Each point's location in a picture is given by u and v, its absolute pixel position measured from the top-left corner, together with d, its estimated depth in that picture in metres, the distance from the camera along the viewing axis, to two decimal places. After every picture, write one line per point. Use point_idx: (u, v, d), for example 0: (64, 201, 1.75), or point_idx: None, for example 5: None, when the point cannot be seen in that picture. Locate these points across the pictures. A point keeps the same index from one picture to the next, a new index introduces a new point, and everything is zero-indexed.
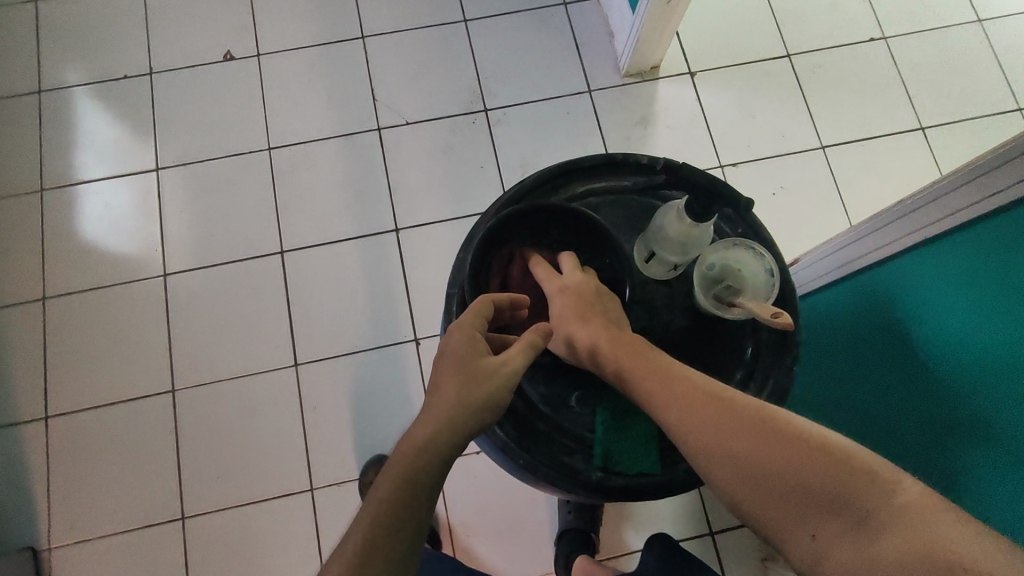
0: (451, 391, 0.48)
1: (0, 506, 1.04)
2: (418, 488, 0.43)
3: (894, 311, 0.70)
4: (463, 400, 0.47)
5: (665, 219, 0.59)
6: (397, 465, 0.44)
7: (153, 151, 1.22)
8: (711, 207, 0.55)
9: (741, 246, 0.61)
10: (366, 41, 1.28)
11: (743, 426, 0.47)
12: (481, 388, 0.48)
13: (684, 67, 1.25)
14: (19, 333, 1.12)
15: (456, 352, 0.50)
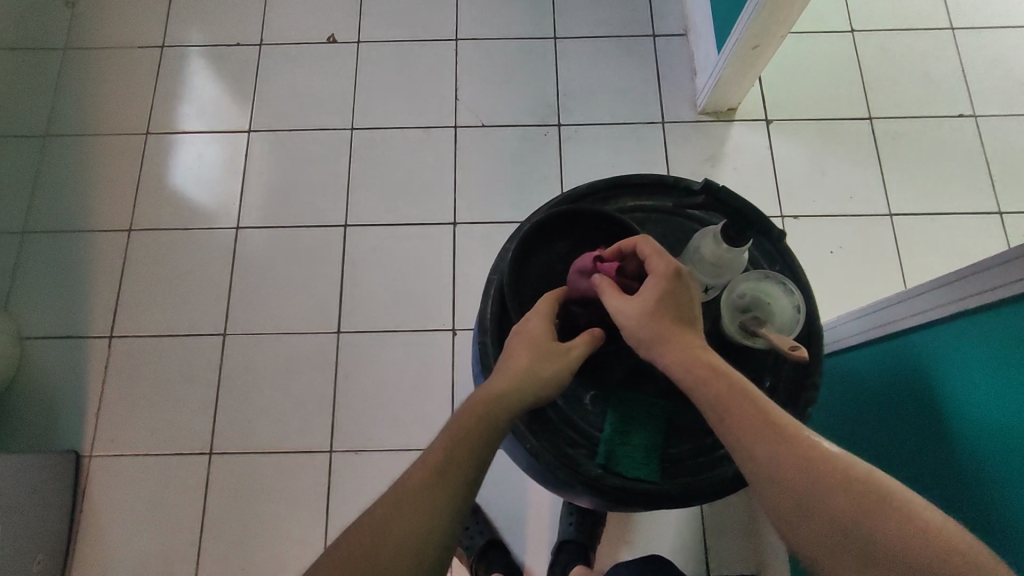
0: (516, 364, 0.54)
1: (55, 408, 1.14)
2: (427, 498, 0.49)
3: (925, 388, 0.69)
4: (523, 374, 0.54)
5: (700, 240, 0.60)
6: (412, 476, 0.51)
7: (248, 114, 1.32)
8: (744, 233, 0.56)
9: (772, 281, 0.63)
10: (459, 44, 1.35)
11: (817, 463, 0.46)
12: (540, 369, 0.54)
13: (760, 114, 1.26)
14: (102, 256, 1.23)
15: (531, 330, 0.56)
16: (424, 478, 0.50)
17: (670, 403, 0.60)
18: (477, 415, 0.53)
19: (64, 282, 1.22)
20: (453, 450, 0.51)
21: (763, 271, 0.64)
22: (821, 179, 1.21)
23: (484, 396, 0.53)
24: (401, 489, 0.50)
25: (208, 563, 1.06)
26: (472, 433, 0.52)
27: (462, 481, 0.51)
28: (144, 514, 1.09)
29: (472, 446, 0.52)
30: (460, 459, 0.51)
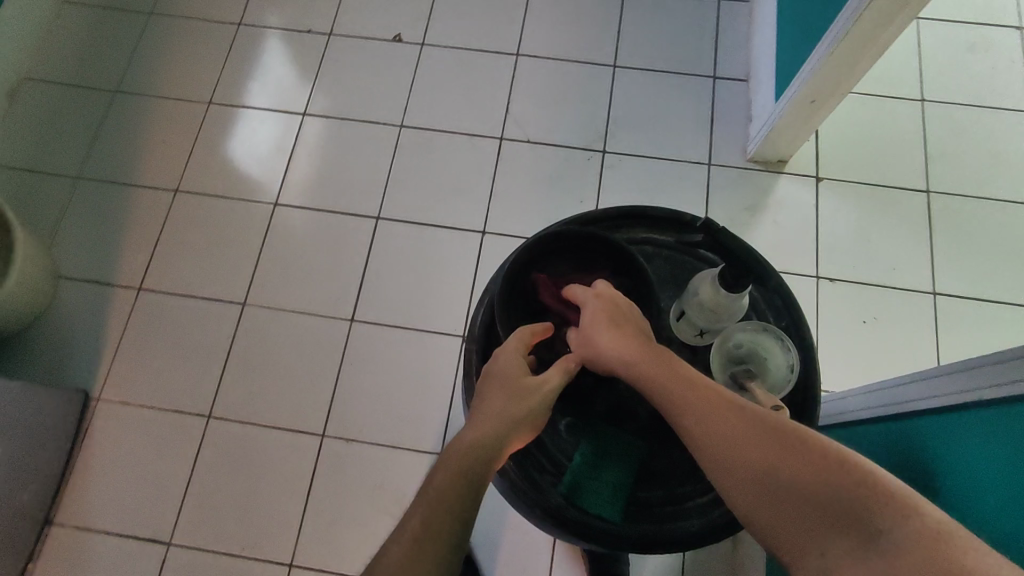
0: (487, 410, 0.54)
1: (76, 347, 1.19)
2: (420, 567, 0.45)
3: (917, 481, 0.63)
4: (498, 419, 0.54)
5: (700, 283, 0.59)
6: (399, 543, 0.47)
7: (306, 97, 1.36)
8: (741, 280, 0.55)
9: (770, 334, 0.60)
10: (519, 59, 1.36)
11: (754, 431, 0.46)
12: (512, 410, 0.54)
13: (812, 170, 1.22)
14: (146, 212, 1.29)
15: (501, 373, 0.56)
16: (412, 542, 0.46)
17: (647, 447, 0.58)
18: (460, 468, 0.51)
19: (108, 230, 1.28)
20: (437, 505, 0.49)
21: (763, 323, 0.61)
22: (865, 246, 1.17)
23: (463, 447, 0.52)
24: (388, 561, 0.46)
25: (187, 524, 1.08)
26: (459, 485, 0.50)
27: (453, 540, 0.47)
28: (137, 465, 1.12)
29: (456, 500, 0.49)
30: (449, 515, 0.48)
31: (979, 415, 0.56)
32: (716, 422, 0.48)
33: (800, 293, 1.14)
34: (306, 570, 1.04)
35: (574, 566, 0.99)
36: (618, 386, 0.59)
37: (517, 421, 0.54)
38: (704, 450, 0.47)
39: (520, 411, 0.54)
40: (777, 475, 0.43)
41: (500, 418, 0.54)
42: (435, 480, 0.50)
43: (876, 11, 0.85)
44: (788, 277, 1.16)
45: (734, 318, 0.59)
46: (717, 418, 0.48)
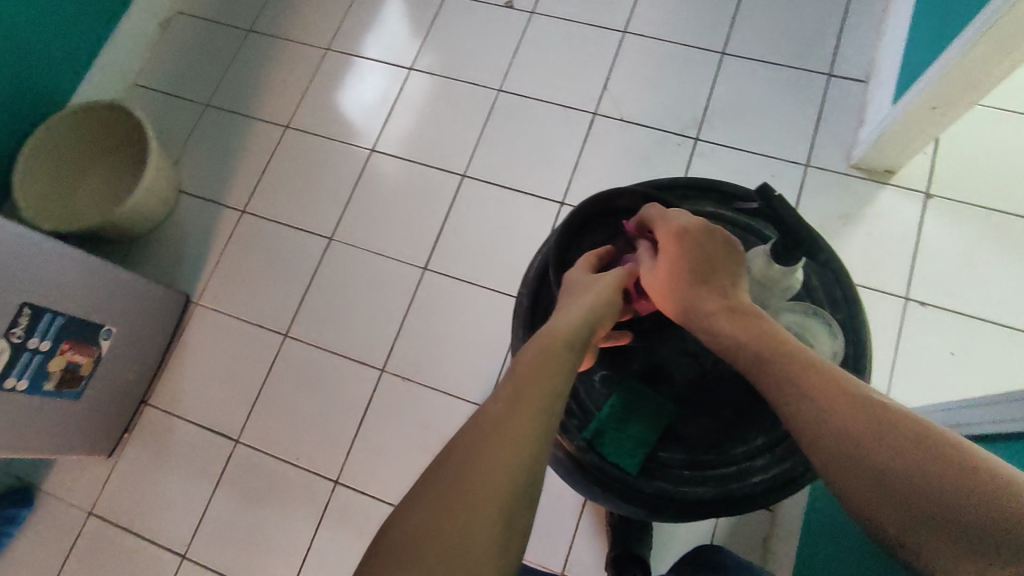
0: (565, 304, 0.55)
1: (185, 255, 1.33)
2: (512, 423, 0.46)
3: None
4: (576, 308, 0.54)
5: (751, 256, 0.58)
6: (485, 419, 0.47)
7: (414, 53, 1.42)
8: (796, 248, 0.54)
9: (821, 321, 0.58)
10: (625, 37, 1.35)
11: (870, 418, 0.43)
12: (588, 298, 0.55)
13: (921, 185, 1.14)
14: (259, 143, 1.41)
15: (572, 279, 0.58)
16: (496, 422, 0.46)
17: (677, 412, 0.60)
18: (543, 354, 0.50)
19: (224, 155, 1.40)
20: (523, 392, 0.48)
21: (813, 310, 0.59)
22: (968, 274, 1.08)
23: (543, 334, 0.52)
24: (473, 436, 0.46)
25: (254, 427, 1.19)
26: (539, 368, 0.49)
27: (538, 433, 0.46)
28: (220, 367, 1.24)
29: (541, 393, 0.48)
30: (534, 404, 0.47)
31: None
32: (814, 398, 0.45)
33: (884, 311, 1.08)
34: (350, 488, 1.12)
35: (597, 537, 1.01)
36: (658, 349, 0.63)
37: (596, 307, 0.54)
38: (796, 420, 0.46)
39: (597, 297, 0.54)
40: (872, 459, 0.42)
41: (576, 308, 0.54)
42: (520, 365, 0.50)
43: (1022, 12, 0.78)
44: (873, 293, 1.09)
45: (783, 295, 0.58)
46: (818, 394, 0.46)
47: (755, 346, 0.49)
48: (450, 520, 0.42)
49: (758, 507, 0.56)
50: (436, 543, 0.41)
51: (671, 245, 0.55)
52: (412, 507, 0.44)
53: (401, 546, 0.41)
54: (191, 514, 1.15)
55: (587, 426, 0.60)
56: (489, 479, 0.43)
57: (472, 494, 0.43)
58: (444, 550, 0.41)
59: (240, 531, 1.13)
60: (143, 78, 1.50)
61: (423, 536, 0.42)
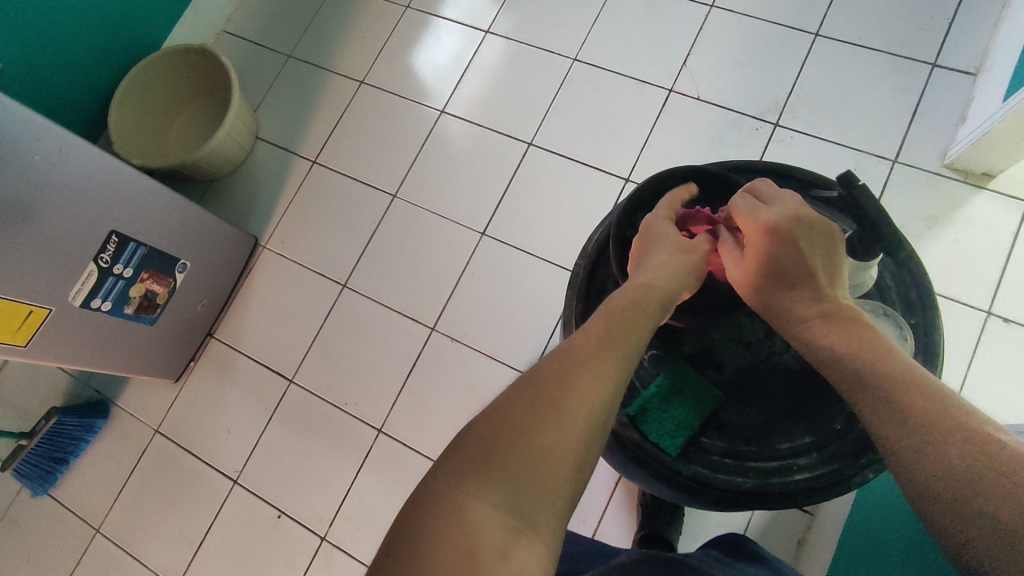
0: (655, 260, 0.52)
1: (257, 200, 1.39)
2: (603, 360, 0.47)
3: None
4: (667, 267, 0.52)
5: None
6: (577, 345, 0.48)
7: (492, 16, 1.41)
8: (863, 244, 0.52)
9: (891, 321, 0.55)
10: (712, 11, 1.28)
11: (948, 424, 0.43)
12: (680, 261, 0.52)
13: (1023, 193, 1.05)
14: (334, 97, 1.44)
15: (658, 232, 0.54)
16: (588, 351, 0.47)
17: (724, 399, 0.59)
18: (638, 301, 0.50)
19: (301, 107, 1.45)
20: (616, 329, 0.48)
21: (885, 308, 0.57)
22: None
23: (634, 287, 0.50)
24: (566, 357, 0.47)
25: (308, 369, 1.25)
26: (630, 320, 0.49)
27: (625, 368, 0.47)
28: (282, 309, 1.30)
29: (633, 334, 0.49)
30: (626, 344, 0.48)
31: None
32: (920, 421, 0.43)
33: (962, 323, 1.01)
34: (392, 438, 1.17)
35: (627, 516, 1.01)
36: (711, 334, 0.62)
37: (682, 273, 0.52)
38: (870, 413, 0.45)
39: (688, 262, 0.52)
40: (979, 499, 0.40)
41: (668, 270, 0.51)
42: (611, 308, 0.50)
43: None
44: (951, 303, 1.03)
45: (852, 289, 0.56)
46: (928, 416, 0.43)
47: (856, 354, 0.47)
48: (537, 427, 0.44)
49: (797, 505, 0.55)
50: (521, 446, 0.44)
51: (759, 239, 0.50)
52: (501, 407, 0.46)
53: (488, 442, 0.44)
54: (244, 443, 1.23)
55: (631, 402, 0.59)
56: (578, 402, 0.45)
57: (560, 411, 0.45)
58: (527, 452, 0.43)
59: (287, 465, 1.20)
60: (231, 26, 1.55)
61: (510, 437, 0.44)
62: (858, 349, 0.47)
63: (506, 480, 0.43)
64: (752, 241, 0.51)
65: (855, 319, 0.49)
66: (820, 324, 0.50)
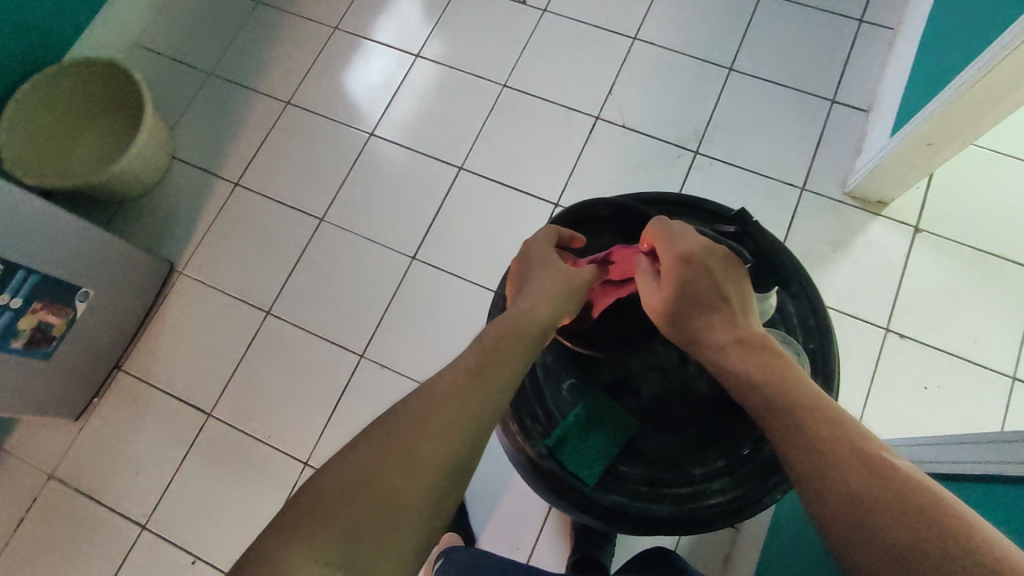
0: (535, 286, 0.55)
1: (174, 223, 1.32)
2: (467, 400, 0.47)
3: None
4: (545, 290, 0.54)
5: None
6: (440, 388, 0.48)
7: (422, 41, 1.41)
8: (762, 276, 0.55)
9: (791, 348, 0.59)
10: (635, 43, 1.34)
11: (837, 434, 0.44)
12: (558, 285, 0.55)
13: (913, 219, 1.15)
14: (258, 117, 1.39)
15: (538, 257, 0.58)
16: (451, 395, 0.47)
17: (640, 426, 0.60)
18: (515, 334, 0.50)
19: (223, 126, 1.39)
20: (485, 369, 0.48)
21: (786, 337, 0.60)
22: (950, 312, 1.08)
23: (514, 313, 0.52)
24: (426, 402, 0.47)
25: (228, 401, 1.19)
26: (507, 350, 0.50)
27: (487, 412, 0.47)
28: (200, 338, 1.24)
29: (503, 374, 0.49)
30: (494, 386, 0.48)
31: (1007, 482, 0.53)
32: (821, 447, 0.44)
33: (864, 341, 1.09)
34: None
35: (561, 540, 1.01)
36: (628, 362, 0.63)
37: (564, 295, 0.54)
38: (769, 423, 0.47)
39: (567, 287, 0.55)
40: (872, 521, 0.40)
41: (547, 294, 0.54)
42: (488, 338, 0.51)
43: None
44: (855, 321, 1.10)
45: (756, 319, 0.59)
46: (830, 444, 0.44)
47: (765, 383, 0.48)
48: (383, 477, 0.44)
49: (711, 528, 0.57)
50: (364, 498, 0.43)
51: (673, 268, 0.52)
52: (350, 456, 0.45)
53: (329, 495, 0.43)
54: (157, 483, 1.15)
55: (550, 433, 0.60)
56: (432, 449, 0.45)
57: (412, 460, 0.44)
58: (370, 504, 0.43)
59: (204, 505, 1.13)
60: (146, 40, 1.48)
61: (353, 489, 0.43)
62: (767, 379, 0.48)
63: (341, 539, 0.42)
64: (668, 268, 0.53)
65: (767, 348, 0.50)
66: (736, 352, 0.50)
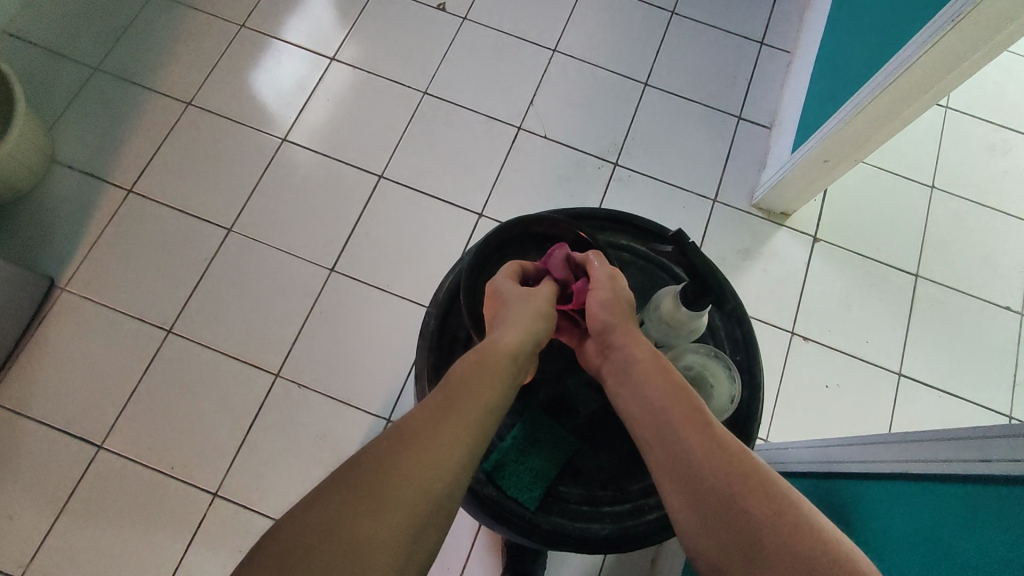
0: (508, 318, 0.56)
1: (54, 233, 1.18)
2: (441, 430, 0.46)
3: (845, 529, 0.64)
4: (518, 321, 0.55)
5: (661, 299, 0.60)
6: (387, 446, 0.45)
7: (338, 43, 1.35)
8: (699, 300, 0.55)
9: (722, 363, 0.60)
10: (555, 55, 1.36)
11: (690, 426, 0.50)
12: (530, 311, 0.56)
13: (811, 230, 1.23)
14: (155, 117, 1.28)
15: (506, 294, 0.57)
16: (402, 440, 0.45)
17: (578, 445, 0.60)
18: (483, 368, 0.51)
19: (111, 127, 1.27)
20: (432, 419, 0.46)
21: (716, 351, 0.61)
22: (846, 315, 1.17)
23: (486, 348, 0.53)
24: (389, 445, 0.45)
25: (122, 431, 1.07)
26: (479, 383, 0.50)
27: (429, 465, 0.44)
28: (88, 361, 1.11)
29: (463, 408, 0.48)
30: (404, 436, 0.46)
31: (911, 480, 0.56)
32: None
33: (774, 343, 1.16)
34: (230, 502, 1.04)
35: (493, 556, 0.99)
36: (565, 380, 0.63)
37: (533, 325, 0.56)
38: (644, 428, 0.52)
39: (534, 313, 0.56)
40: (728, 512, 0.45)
41: (521, 324, 0.55)
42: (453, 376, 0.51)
43: (908, 83, 0.85)
44: (764, 325, 1.17)
45: (689, 337, 0.60)
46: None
47: (768, 530, 0.43)
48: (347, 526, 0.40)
49: (649, 544, 0.58)
50: (326, 554, 0.38)
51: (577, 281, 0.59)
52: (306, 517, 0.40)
53: (284, 557, 0.38)
54: (37, 528, 1.02)
55: (487, 457, 0.59)
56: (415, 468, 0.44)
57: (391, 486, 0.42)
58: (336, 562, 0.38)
59: (96, 547, 1.01)
60: (16, 27, 1.32)
61: (315, 545, 0.39)
62: (765, 523, 0.43)
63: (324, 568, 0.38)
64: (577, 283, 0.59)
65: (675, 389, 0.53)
66: (726, 485, 0.46)
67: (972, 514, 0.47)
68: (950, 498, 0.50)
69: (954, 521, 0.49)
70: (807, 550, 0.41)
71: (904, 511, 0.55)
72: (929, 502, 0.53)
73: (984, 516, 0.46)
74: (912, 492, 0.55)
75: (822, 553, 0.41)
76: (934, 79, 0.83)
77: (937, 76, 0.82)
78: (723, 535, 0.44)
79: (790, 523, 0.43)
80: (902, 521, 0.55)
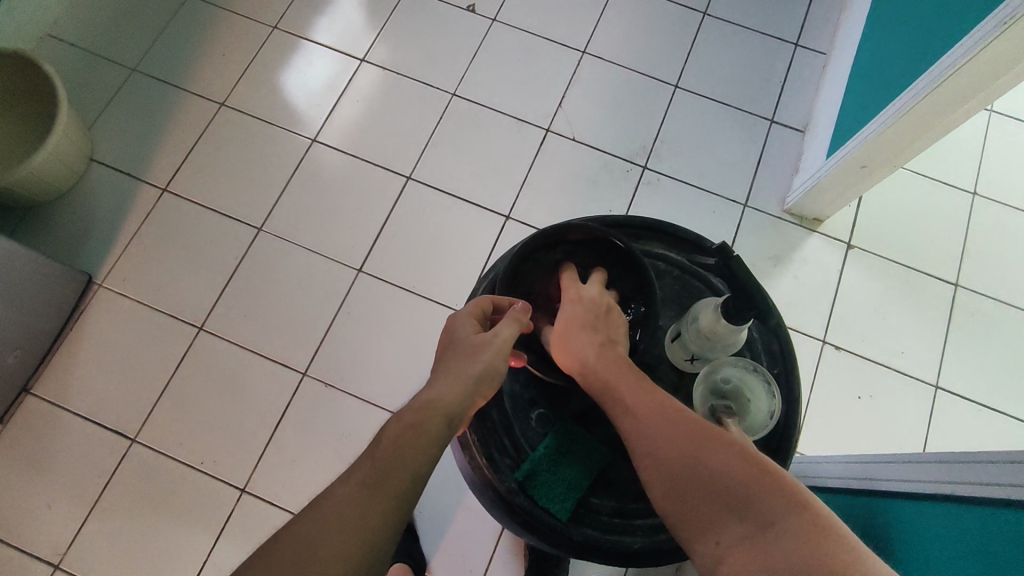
0: (447, 368, 0.55)
1: (91, 230, 1.21)
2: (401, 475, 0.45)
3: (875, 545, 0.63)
4: (452, 380, 0.54)
5: (701, 310, 0.59)
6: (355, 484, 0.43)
7: (369, 44, 1.36)
8: (744, 312, 0.54)
9: (760, 376, 0.60)
10: (584, 57, 1.35)
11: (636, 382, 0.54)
12: (468, 367, 0.55)
13: (845, 236, 1.21)
14: (190, 118, 1.30)
15: (458, 337, 0.57)
16: None
17: (610, 457, 0.60)
18: None
19: (149, 126, 1.29)
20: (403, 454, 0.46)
21: (755, 364, 0.61)
22: (880, 324, 1.14)
23: (416, 404, 0.52)
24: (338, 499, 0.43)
25: (153, 426, 1.09)
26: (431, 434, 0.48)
27: None
28: (122, 356, 1.14)
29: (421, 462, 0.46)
30: None
31: (942, 502, 0.55)
32: (759, 526, 0.42)
33: (806, 352, 1.13)
34: (257, 498, 1.05)
35: (516, 561, 0.99)
36: None
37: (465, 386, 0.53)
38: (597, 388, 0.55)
39: (473, 367, 0.54)
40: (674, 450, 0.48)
41: (455, 380, 0.54)
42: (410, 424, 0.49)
43: (951, 89, 0.83)
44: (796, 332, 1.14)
45: (728, 349, 0.59)
46: (779, 523, 0.42)
47: (696, 459, 0.47)
48: None
49: (683, 559, 0.57)
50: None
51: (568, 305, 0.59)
52: None
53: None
54: (70, 519, 1.04)
55: (520, 466, 0.59)
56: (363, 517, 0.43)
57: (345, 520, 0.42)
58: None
59: (128, 539, 1.03)
60: (59, 30, 1.35)
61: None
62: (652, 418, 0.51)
63: None
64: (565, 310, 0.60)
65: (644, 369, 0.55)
66: (657, 426, 0.50)
67: (997, 541, 0.46)
68: (978, 522, 0.49)
69: (982, 546, 0.48)
70: (732, 474, 0.46)
71: (939, 533, 0.53)
72: (957, 525, 0.52)
73: (1010, 543, 0.45)
74: (941, 514, 0.54)
75: (694, 432, 0.49)
76: (982, 84, 0.80)
77: (983, 82, 0.80)
78: (669, 473, 0.48)
79: (713, 444, 0.48)
80: (929, 542, 0.54)
